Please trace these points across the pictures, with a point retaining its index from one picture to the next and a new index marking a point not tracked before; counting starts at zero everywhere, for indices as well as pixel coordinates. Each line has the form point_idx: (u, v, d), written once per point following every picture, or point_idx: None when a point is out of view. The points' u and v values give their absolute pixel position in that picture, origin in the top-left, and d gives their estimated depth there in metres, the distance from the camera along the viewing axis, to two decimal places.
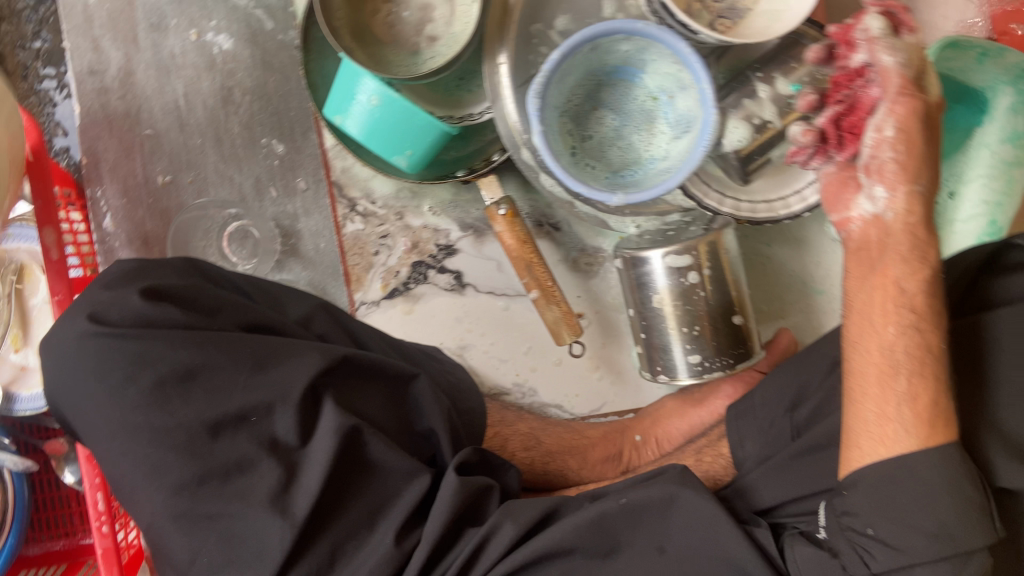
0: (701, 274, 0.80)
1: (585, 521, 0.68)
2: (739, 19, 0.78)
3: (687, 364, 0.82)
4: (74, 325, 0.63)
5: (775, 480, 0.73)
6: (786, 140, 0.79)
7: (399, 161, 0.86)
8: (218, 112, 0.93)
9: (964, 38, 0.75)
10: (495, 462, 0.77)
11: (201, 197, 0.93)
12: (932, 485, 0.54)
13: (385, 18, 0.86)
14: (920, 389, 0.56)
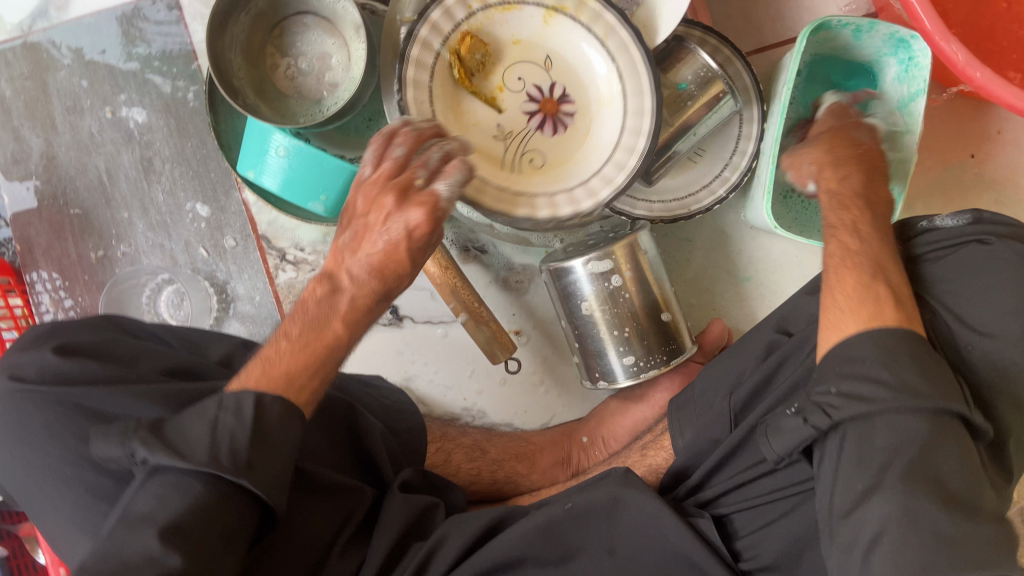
0: (623, 276, 0.80)
1: (533, 528, 0.70)
2: (624, 21, 0.82)
3: (623, 367, 0.81)
4: None
5: (716, 474, 0.73)
6: (684, 135, 0.83)
7: (315, 208, 0.87)
8: (141, 182, 0.95)
9: (834, 19, 0.78)
10: (439, 482, 0.78)
11: (134, 267, 0.96)
12: (904, 425, 0.54)
13: (285, 71, 0.89)
14: (893, 347, 0.58)
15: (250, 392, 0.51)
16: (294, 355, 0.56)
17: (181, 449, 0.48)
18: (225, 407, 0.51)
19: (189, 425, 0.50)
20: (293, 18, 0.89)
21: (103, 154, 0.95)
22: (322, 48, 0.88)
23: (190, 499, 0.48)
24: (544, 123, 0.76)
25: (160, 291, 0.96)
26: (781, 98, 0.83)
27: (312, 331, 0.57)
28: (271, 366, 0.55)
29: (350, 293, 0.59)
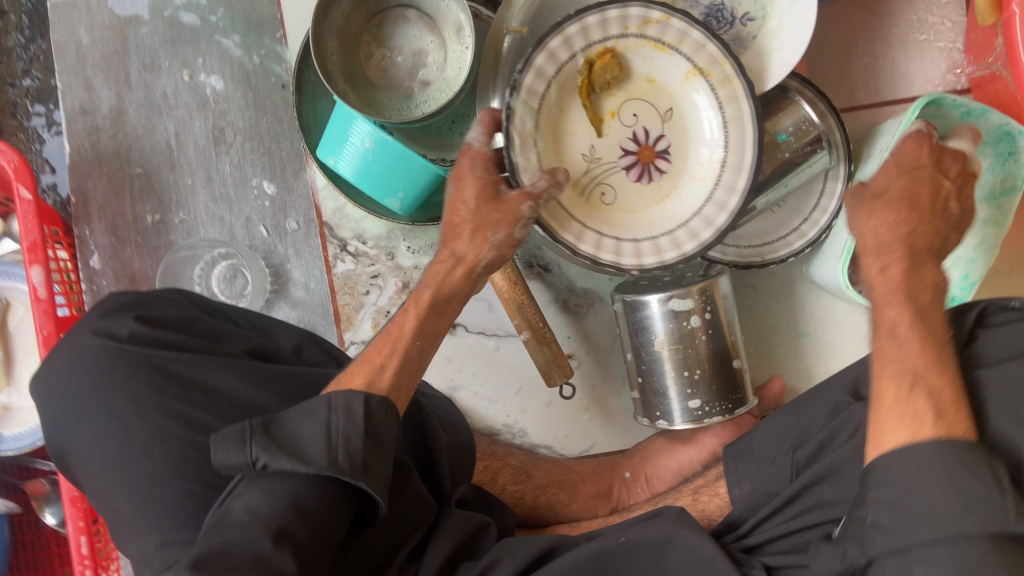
0: (701, 318, 0.82)
1: (582, 558, 0.69)
2: (741, 51, 0.83)
3: (686, 409, 0.83)
4: (78, 350, 0.62)
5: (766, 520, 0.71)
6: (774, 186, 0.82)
7: (391, 203, 0.86)
8: (209, 152, 0.93)
9: (947, 97, 0.78)
10: (489, 502, 0.76)
11: (191, 237, 0.93)
12: (933, 475, 0.50)
13: (379, 62, 0.87)
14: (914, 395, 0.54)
15: (360, 396, 0.56)
16: (383, 351, 0.62)
17: (303, 453, 0.53)
18: (335, 412, 0.55)
19: (297, 428, 0.55)
20: (394, 9, 0.87)
21: (174, 118, 0.93)
22: (420, 44, 0.87)
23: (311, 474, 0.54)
24: (636, 168, 0.74)
25: (214, 265, 0.94)
26: (878, 162, 0.82)
27: (389, 335, 0.64)
28: (370, 377, 0.61)
29: (453, 273, 0.65)
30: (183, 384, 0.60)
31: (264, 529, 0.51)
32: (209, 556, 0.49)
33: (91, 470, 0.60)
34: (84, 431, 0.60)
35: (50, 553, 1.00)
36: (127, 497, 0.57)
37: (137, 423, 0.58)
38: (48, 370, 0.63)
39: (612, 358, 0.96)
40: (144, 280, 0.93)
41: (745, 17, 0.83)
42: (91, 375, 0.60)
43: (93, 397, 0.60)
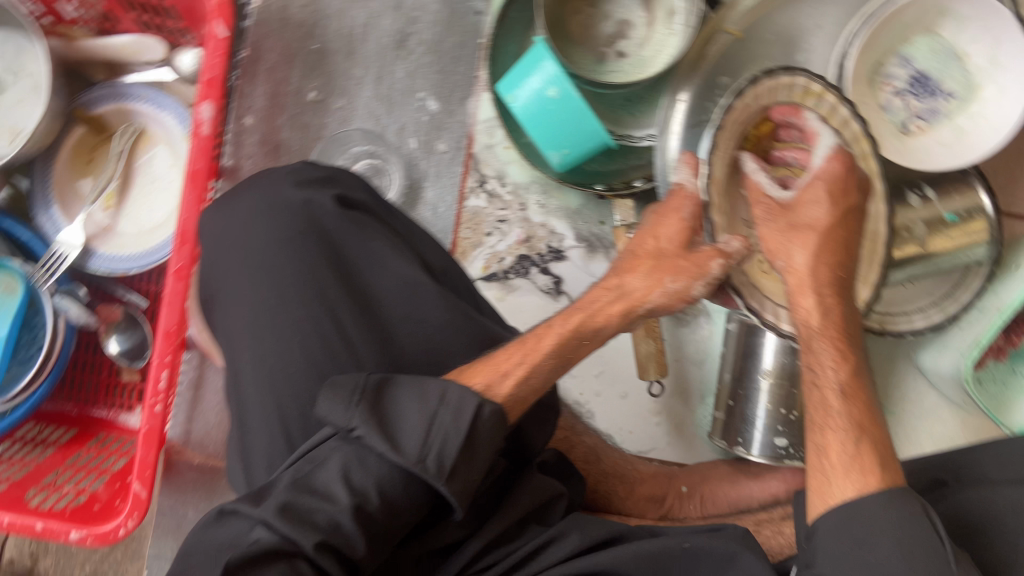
0: None
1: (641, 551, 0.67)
2: (933, 122, 0.84)
3: (769, 444, 0.84)
4: (262, 202, 0.62)
5: None
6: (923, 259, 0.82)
7: (551, 156, 0.87)
8: (388, 52, 0.94)
9: None
10: (568, 472, 0.76)
11: (345, 126, 0.94)
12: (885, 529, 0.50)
13: (585, 21, 0.88)
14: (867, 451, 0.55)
15: (472, 403, 0.54)
16: (513, 359, 0.58)
17: (397, 443, 0.53)
18: (445, 408, 0.54)
19: (404, 409, 0.54)
20: None
21: (366, 9, 0.94)
22: (629, 16, 0.87)
23: (377, 469, 0.54)
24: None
25: (358, 161, 0.94)
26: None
27: (524, 344, 0.60)
28: (498, 371, 0.57)
29: (613, 306, 0.63)
30: (345, 292, 0.61)
31: (347, 502, 0.53)
32: (293, 508, 0.52)
33: (231, 322, 0.62)
34: (238, 285, 0.61)
35: (97, 380, 0.99)
36: (259, 364, 0.60)
37: (290, 305, 0.60)
38: (229, 207, 0.63)
39: (698, 374, 0.95)
40: (285, 151, 0.93)
41: (949, 93, 0.84)
42: (264, 234, 0.61)
43: (258, 256, 0.61)
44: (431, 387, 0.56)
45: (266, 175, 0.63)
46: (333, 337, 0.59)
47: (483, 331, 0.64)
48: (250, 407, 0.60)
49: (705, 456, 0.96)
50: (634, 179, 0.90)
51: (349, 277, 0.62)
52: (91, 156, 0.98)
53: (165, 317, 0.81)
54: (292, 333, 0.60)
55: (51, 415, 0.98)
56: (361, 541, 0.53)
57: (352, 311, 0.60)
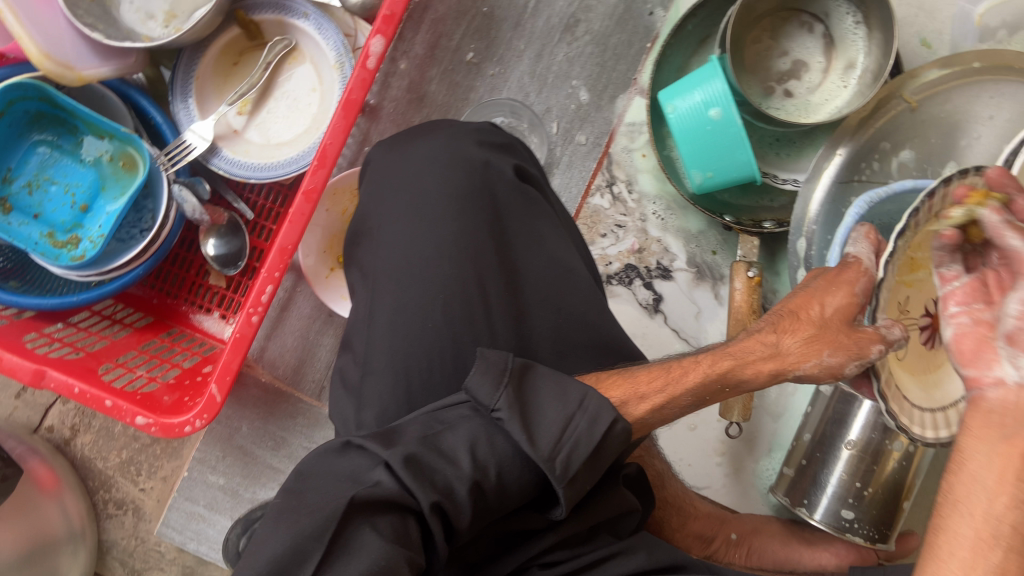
0: (906, 447, 0.81)
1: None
2: None
3: (834, 514, 0.83)
4: (443, 162, 0.62)
5: None
6: None
7: (693, 175, 0.86)
8: (555, 32, 0.93)
9: None
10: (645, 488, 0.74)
11: (493, 94, 0.94)
12: None
13: (762, 51, 0.87)
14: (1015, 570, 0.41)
15: (611, 416, 0.56)
16: (655, 385, 0.61)
17: (534, 437, 0.54)
18: (583, 412, 0.56)
19: (545, 400, 0.56)
20: (803, 11, 0.87)
21: None
22: (807, 58, 0.87)
23: (502, 453, 0.55)
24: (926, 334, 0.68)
25: None
26: None
27: (668, 371, 0.62)
28: (634, 392, 0.60)
29: (763, 362, 0.63)
30: (501, 265, 0.61)
31: (469, 473, 0.53)
32: (418, 462, 0.52)
33: (378, 264, 0.61)
34: (395, 232, 0.61)
35: (185, 277, 1.01)
36: (399, 315, 0.59)
37: (442, 266, 0.59)
38: (406, 155, 0.63)
39: (772, 427, 0.95)
40: (429, 104, 0.94)
41: None
42: (437, 192, 0.61)
43: (425, 210, 0.60)
44: (572, 389, 0.57)
45: (452, 134, 0.63)
46: (483, 301, 0.59)
47: (613, 341, 0.64)
48: (376, 352, 0.60)
49: (757, 508, 0.95)
50: (764, 219, 0.90)
51: (507, 249, 0.62)
52: (237, 59, 0.99)
53: (287, 237, 0.81)
54: (438, 293, 0.59)
55: (136, 300, 1.00)
56: (467, 512, 0.53)
57: (503, 289, 0.61)
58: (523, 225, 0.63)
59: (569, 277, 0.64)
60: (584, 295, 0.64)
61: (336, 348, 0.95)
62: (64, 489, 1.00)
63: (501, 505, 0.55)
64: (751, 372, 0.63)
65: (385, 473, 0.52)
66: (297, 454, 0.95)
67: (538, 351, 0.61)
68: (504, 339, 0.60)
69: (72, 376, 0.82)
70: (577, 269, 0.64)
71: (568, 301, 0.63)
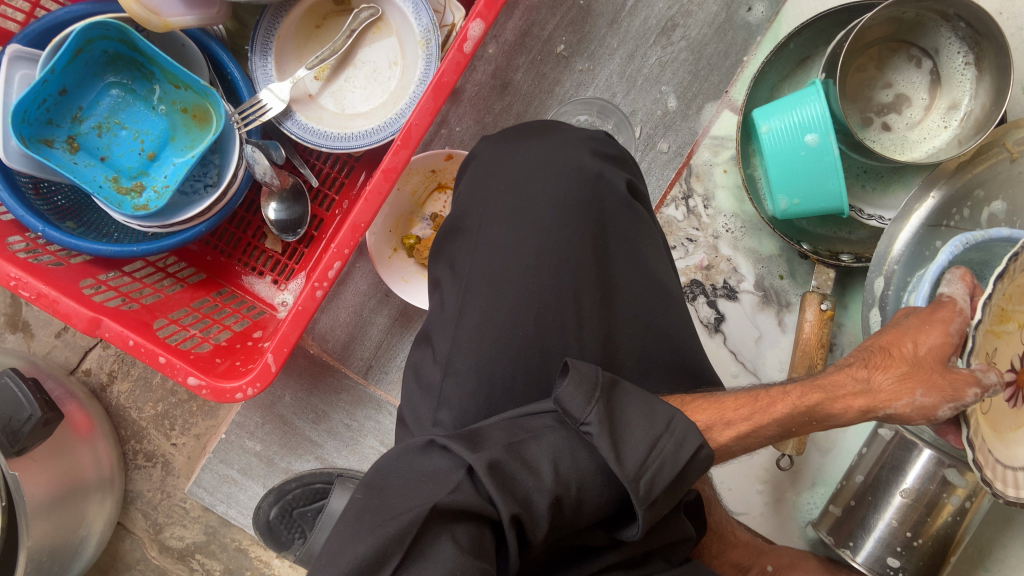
0: (964, 502, 0.80)
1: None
2: None
3: (879, 558, 0.82)
4: (554, 170, 0.63)
5: None
6: None
7: (779, 201, 0.84)
8: (651, 33, 0.91)
9: None
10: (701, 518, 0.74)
11: (579, 90, 0.92)
12: None
13: (865, 80, 0.85)
14: None
15: (696, 442, 0.56)
16: (742, 412, 0.60)
17: (621, 454, 0.54)
18: (669, 434, 0.55)
19: (631, 418, 0.56)
20: (913, 44, 0.84)
21: None
22: (911, 93, 0.84)
23: (585, 465, 0.55)
24: (1010, 392, 0.65)
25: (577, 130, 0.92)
26: None
27: (756, 400, 0.62)
28: (720, 417, 0.60)
29: (854, 399, 0.62)
30: (599, 278, 0.62)
31: (550, 487, 0.53)
32: (501, 470, 0.53)
33: (477, 263, 0.62)
34: (500, 234, 0.62)
35: (243, 238, 1.00)
36: (496, 315, 0.60)
37: (545, 274, 0.61)
38: (518, 157, 0.64)
39: (818, 460, 0.94)
40: (513, 92, 0.92)
41: None
42: (545, 199, 0.62)
43: (533, 217, 0.62)
44: (660, 411, 0.57)
45: (566, 143, 0.65)
46: (577, 310, 0.61)
47: (693, 363, 0.66)
48: (467, 350, 0.61)
49: (792, 540, 0.94)
50: (840, 251, 0.88)
51: (605, 262, 0.63)
52: (320, 23, 0.96)
53: (360, 215, 0.79)
54: (537, 300, 0.60)
55: (192, 255, 0.98)
56: (543, 526, 0.52)
57: (599, 302, 0.62)
58: (625, 240, 0.64)
59: (660, 297, 0.65)
60: (672, 315, 0.65)
61: (389, 328, 0.93)
62: (98, 435, 0.99)
63: (574, 521, 0.56)
64: (842, 407, 0.62)
65: (467, 476, 0.53)
66: (337, 430, 0.94)
67: (624, 365, 0.63)
68: (592, 350, 0.61)
69: (128, 328, 0.81)
70: (669, 289, 0.65)
71: (658, 318, 0.65)
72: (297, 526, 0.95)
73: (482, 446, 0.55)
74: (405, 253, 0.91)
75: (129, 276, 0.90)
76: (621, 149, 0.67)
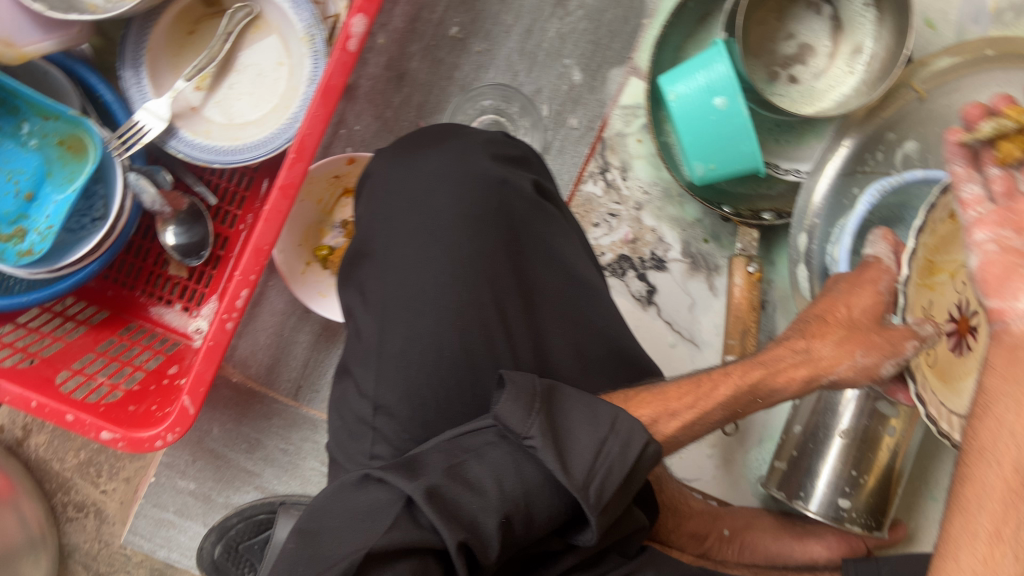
0: (896, 432, 0.82)
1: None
2: None
3: (831, 503, 0.83)
4: (453, 176, 0.59)
5: None
6: None
7: (696, 167, 0.82)
8: (546, 5, 0.87)
9: None
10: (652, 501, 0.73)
11: (478, 73, 0.87)
12: None
13: (768, 33, 0.83)
14: None
15: (643, 439, 0.54)
16: (685, 401, 0.59)
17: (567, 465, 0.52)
18: (615, 435, 0.54)
19: (575, 422, 0.54)
20: None
21: None
22: (813, 42, 0.83)
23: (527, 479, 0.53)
24: (953, 340, 0.64)
25: (483, 115, 0.89)
26: None
27: (698, 386, 0.60)
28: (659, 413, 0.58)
29: (796, 370, 0.61)
30: (518, 286, 0.59)
31: (497, 505, 0.51)
32: (442, 496, 0.50)
33: (387, 288, 0.58)
34: (405, 255, 0.58)
35: (142, 266, 0.93)
36: (415, 344, 0.57)
37: (460, 291, 0.57)
38: (413, 168, 0.60)
39: (762, 416, 0.94)
40: (410, 82, 0.87)
41: None
42: (447, 211, 0.58)
43: (438, 232, 0.58)
44: (602, 410, 0.56)
45: (461, 144, 0.61)
46: (501, 322, 0.58)
47: (626, 356, 0.64)
48: (391, 384, 0.57)
49: (746, 499, 0.94)
50: (762, 209, 0.86)
51: (523, 267, 0.60)
52: (193, 28, 0.90)
53: (264, 237, 0.75)
54: (454, 320, 0.57)
55: (93, 292, 0.92)
56: (494, 545, 0.50)
57: (521, 311, 0.59)
58: (538, 241, 0.61)
59: (584, 294, 0.62)
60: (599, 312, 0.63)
61: (313, 344, 0.89)
62: (18, 497, 0.93)
63: (526, 537, 0.53)
64: (784, 381, 0.60)
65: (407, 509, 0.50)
66: (273, 456, 0.90)
67: (557, 368, 0.60)
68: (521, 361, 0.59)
69: (28, 389, 0.75)
70: (591, 284, 0.63)
71: (584, 317, 0.62)
72: (244, 564, 0.89)
73: (421, 472, 0.52)
74: (319, 264, 0.87)
75: (24, 327, 0.83)
76: (522, 147, 0.64)
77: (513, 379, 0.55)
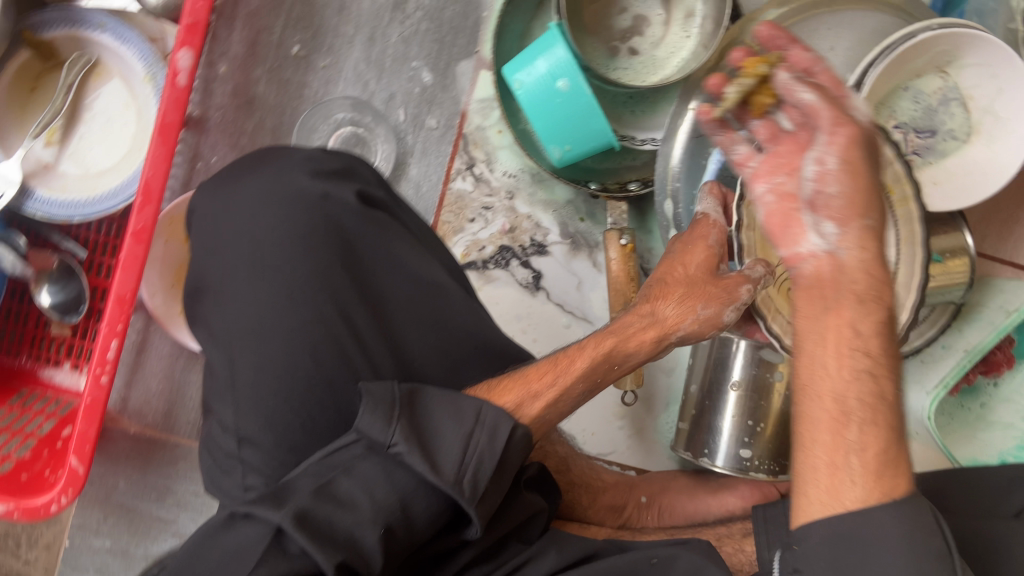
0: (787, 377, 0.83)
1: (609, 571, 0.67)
2: (933, 159, 0.75)
3: (734, 456, 0.84)
4: (278, 198, 0.60)
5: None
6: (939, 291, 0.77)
7: (552, 151, 0.83)
8: (384, 12, 0.89)
9: None
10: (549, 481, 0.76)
11: (328, 87, 0.89)
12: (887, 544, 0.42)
13: (601, 9, 0.84)
14: (872, 439, 0.45)
15: (509, 423, 0.55)
16: (545, 380, 0.60)
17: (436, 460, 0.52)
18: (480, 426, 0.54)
19: (439, 421, 0.55)
20: None
21: None
22: (646, 12, 0.84)
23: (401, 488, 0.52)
24: None
25: (339, 129, 0.88)
26: (993, 319, 0.80)
27: (556, 364, 0.62)
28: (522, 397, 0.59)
29: (646, 333, 0.64)
30: (362, 296, 0.60)
31: (372, 517, 0.51)
32: (313, 519, 0.49)
33: (229, 321, 0.58)
34: (243, 285, 0.59)
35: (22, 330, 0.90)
36: (264, 373, 0.57)
37: (301, 310, 0.58)
38: (240, 199, 0.61)
39: (665, 381, 0.96)
40: (260, 106, 0.88)
41: (948, 132, 0.75)
42: (278, 234, 0.59)
43: (271, 256, 0.59)
44: (466, 404, 0.56)
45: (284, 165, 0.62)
46: (348, 339, 0.58)
47: (489, 348, 0.65)
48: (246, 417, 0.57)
49: (663, 463, 0.96)
50: (628, 180, 0.89)
51: (366, 276, 0.61)
52: (35, 84, 0.87)
53: (127, 286, 0.75)
54: (300, 342, 0.57)
55: None
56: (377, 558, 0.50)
57: (370, 320, 0.60)
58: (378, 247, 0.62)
59: (436, 298, 0.63)
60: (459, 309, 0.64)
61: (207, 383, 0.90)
62: None
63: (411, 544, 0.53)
64: (635, 344, 0.63)
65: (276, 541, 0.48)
66: (186, 500, 0.88)
67: (420, 373, 0.61)
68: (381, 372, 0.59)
69: None
70: (440, 284, 0.64)
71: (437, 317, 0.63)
72: None
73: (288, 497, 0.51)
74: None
75: None
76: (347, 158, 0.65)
77: (371, 390, 0.55)
